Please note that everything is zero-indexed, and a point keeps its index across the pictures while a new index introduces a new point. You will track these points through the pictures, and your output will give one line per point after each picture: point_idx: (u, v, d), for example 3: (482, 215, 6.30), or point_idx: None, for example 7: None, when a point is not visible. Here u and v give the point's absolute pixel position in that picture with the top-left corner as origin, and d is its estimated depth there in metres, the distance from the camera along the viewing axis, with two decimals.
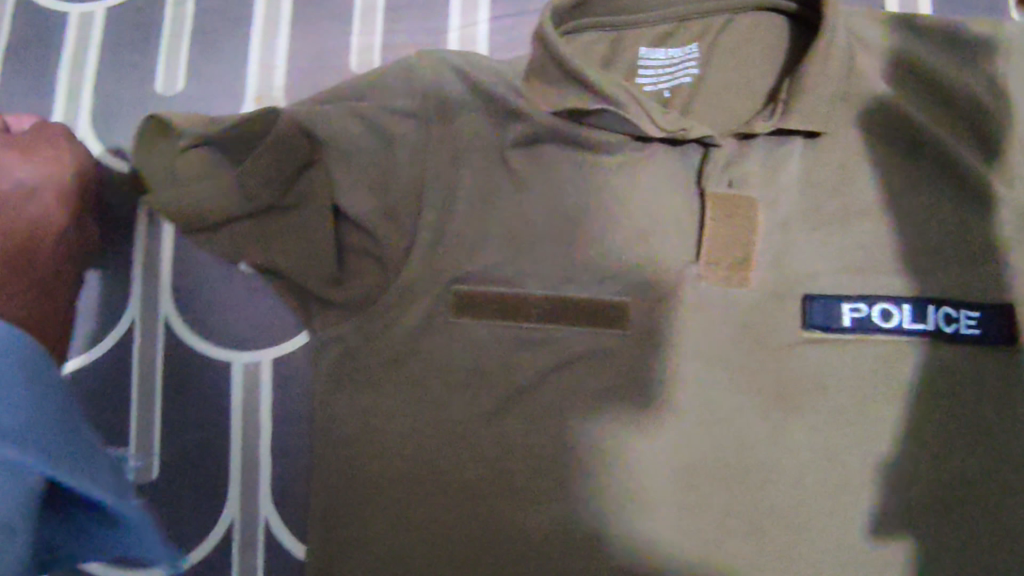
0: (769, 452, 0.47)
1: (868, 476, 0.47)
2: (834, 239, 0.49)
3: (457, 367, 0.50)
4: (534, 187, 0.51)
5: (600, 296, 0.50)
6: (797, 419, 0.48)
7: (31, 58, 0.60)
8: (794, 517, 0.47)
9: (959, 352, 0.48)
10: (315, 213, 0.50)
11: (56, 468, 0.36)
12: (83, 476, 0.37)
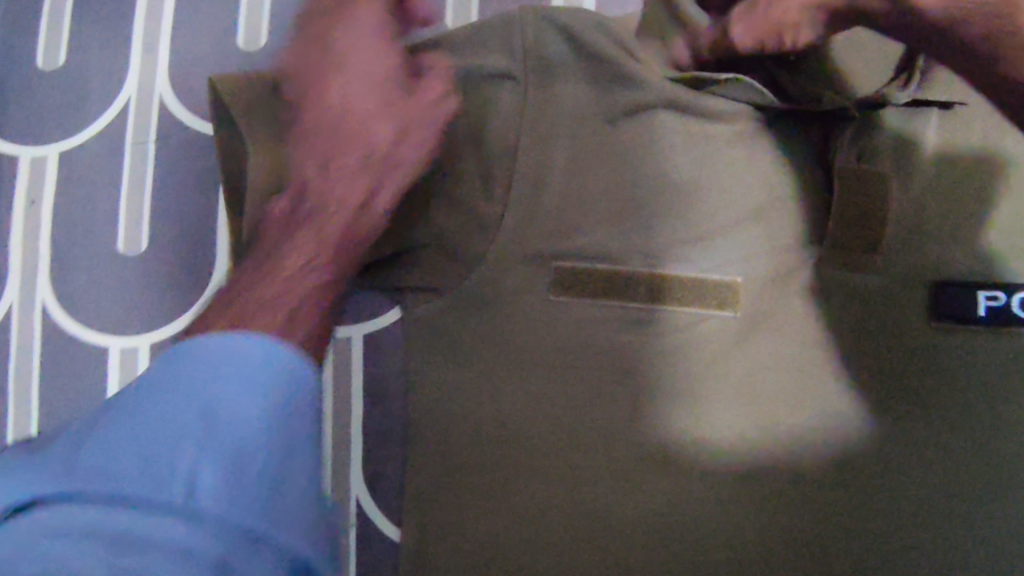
0: (884, 442, 0.47)
1: (980, 462, 0.47)
2: (966, 222, 0.47)
3: (560, 348, 0.47)
4: (646, 157, 0.47)
5: (713, 278, 0.47)
6: (916, 407, 0.47)
7: (100, 7, 0.55)
8: (905, 502, 0.47)
9: None
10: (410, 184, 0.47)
11: (251, 521, 0.29)
12: (241, 565, 0.28)
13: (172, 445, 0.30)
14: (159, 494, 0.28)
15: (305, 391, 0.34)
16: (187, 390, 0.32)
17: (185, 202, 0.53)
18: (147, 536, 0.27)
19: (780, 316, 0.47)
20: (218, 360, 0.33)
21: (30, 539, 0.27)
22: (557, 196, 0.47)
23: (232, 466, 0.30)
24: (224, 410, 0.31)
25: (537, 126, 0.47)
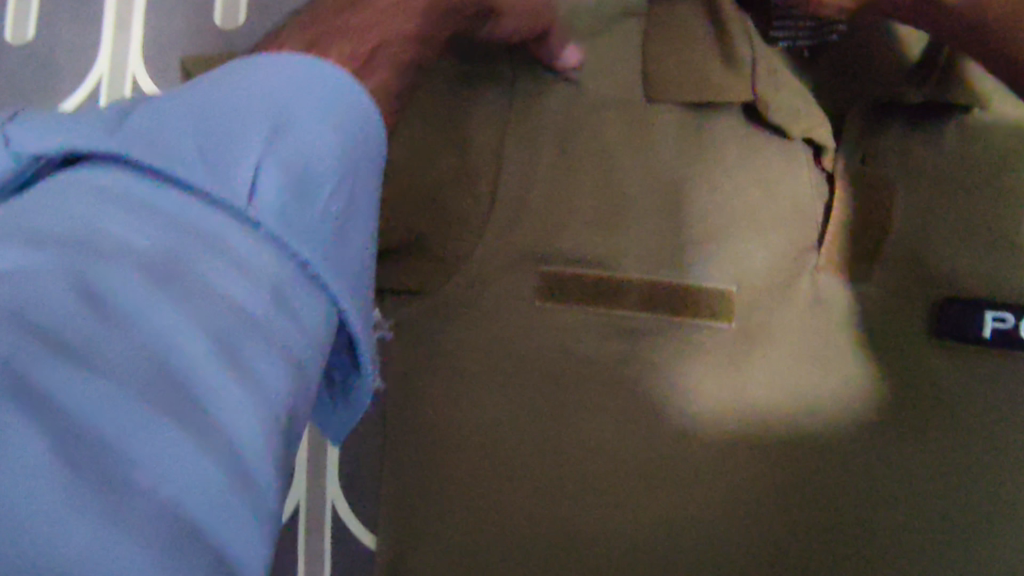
0: (879, 465, 0.44)
1: (984, 489, 0.44)
2: (972, 235, 0.44)
3: (543, 355, 0.46)
4: (635, 155, 0.45)
5: (704, 282, 0.45)
6: (918, 429, 0.44)
7: None
8: (899, 531, 0.44)
9: None
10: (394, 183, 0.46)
11: (308, 258, 0.24)
12: (296, 301, 0.24)
13: (237, 132, 0.25)
14: (204, 186, 0.23)
15: (369, 131, 0.28)
16: (253, 95, 0.26)
17: None
18: (207, 239, 0.23)
19: (777, 328, 0.45)
20: (272, 76, 0.27)
21: (83, 189, 0.23)
22: (545, 197, 0.46)
23: (298, 180, 0.25)
24: (299, 127, 0.26)
25: (533, 128, 0.46)
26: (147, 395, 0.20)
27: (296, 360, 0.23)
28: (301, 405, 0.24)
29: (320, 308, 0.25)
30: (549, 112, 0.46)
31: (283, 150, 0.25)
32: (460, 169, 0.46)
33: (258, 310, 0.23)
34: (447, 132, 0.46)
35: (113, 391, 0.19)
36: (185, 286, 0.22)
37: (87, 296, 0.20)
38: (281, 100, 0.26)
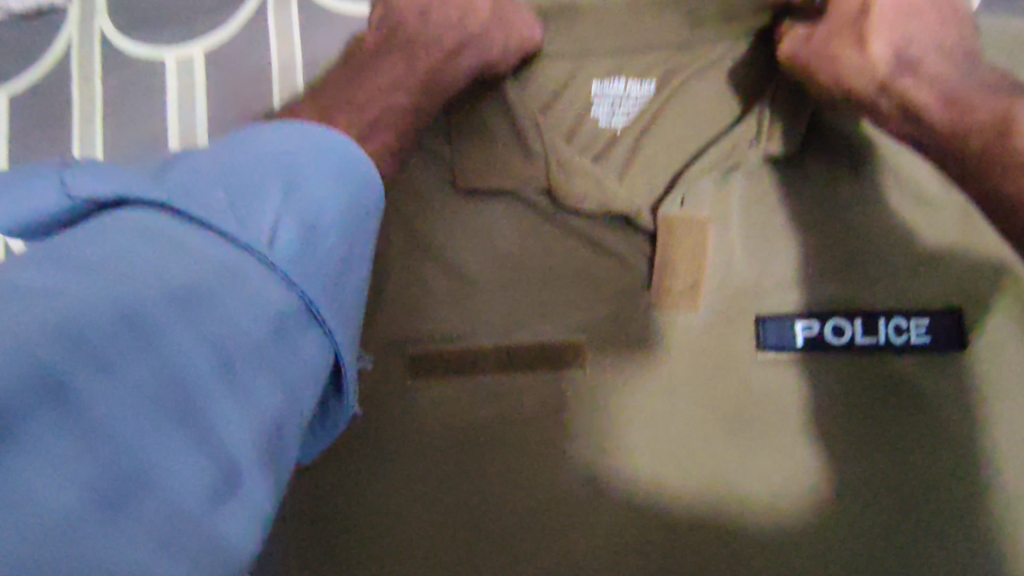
0: (733, 490, 0.47)
1: (834, 505, 0.46)
2: (777, 256, 0.48)
3: (419, 428, 0.50)
4: (470, 238, 0.51)
5: (551, 339, 0.49)
6: (771, 439, 0.47)
7: None
8: (754, 552, 0.47)
9: (933, 376, 0.46)
10: None
11: (315, 293, 0.33)
12: (298, 336, 0.32)
13: (256, 194, 0.33)
14: (237, 231, 0.31)
15: (368, 193, 0.38)
16: (273, 163, 0.35)
17: None
18: (229, 279, 0.30)
19: (623, 366, 0.49)
20: (280, 147, 0.36)
21: (117, 228, 0.30)
22: (399, 284, 0.51)
23: (307, 233, 0.34)
24: (305, 190, 0.35)
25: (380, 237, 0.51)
26: (165, 413, 0.27)
27: (280, 379, 0.31)
28: (285, 416, 0.31)
29: (308, 333, 0.33)
30: (391, 208, 0.51)
31: (301, 204, 0.35)
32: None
33: (273, 339, 0.31)
34: None
35: (145, 400, 0.26)
36: (214, 316, 0.29)
37: (142, 325, 0.27)
38: (301, 167, 0.36)
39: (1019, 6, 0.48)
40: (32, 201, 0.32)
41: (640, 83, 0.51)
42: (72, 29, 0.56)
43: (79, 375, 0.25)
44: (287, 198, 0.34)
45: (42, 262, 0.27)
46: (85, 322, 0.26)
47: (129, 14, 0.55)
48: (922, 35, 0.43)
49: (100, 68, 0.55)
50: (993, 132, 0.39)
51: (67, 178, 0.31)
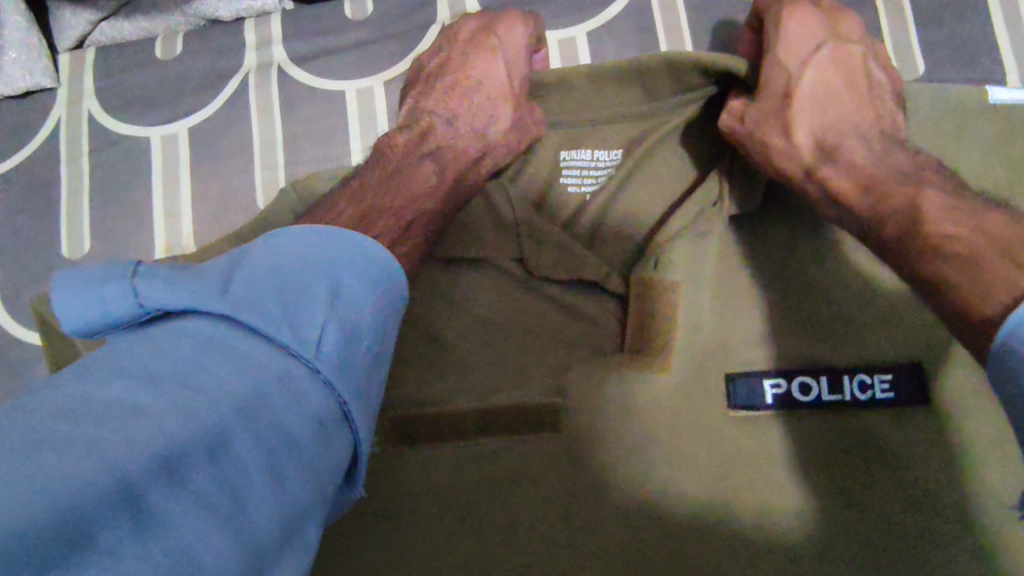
0: (716, 552, 0.46)
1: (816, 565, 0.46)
2: (743, 316, 0.50)
3: (400, 494, 0.49)
4: (448, 305, 0.53)
5: (530, 400, 0.50)
6: (749, 498, 0.47)
7: None
8: None
9: (898, 429, 0.47)
10: None
11: (350, 394, 0.34)
12: (331, 435, 0.34)
13: (306, 300, 0.35)
14: (288, 339, 0.33)
15: (394, 290, 0.40)
16: (317, 271, 0.37)
17: None
18: (281, 384, 0.32)
19: (600, 427, 0.49)
20: (322, 255, 0.38)
21: (182, 337, 0.32)
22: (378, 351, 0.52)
23: (349, 336, 0.35)
24: (347, 299, 0.36)
25: None
26: (219, 514, 0.28)
27: (318, 479, 0.33)
28: (312, 512, 0.33)
29: (343, 436, 0.34)
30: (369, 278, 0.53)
31: (341, 310, 0.36)
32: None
33: (310, 440, 0.32)
34: None
35: (204, 509, 0.28)
36: (264, 420, 0.31)
37: (206, 433, 0.29)
38: (341, 272, 0.37)
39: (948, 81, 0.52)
40: (101, 305, 0.33)
41: (608, 152, 0.54)
42: (62, 110, 0.58)
43: (152, 486, 0.27)
44: (329, 302, 0.35)
45: (115, 376, 0.30)
46: (163, 434, 0.28)
47: (118, 96, 0.58)
48: (832, 126, 0.48)
49: (88, 147, 0.57)
50: (904, 222, 0.42)
51: (136, 285, 0.33)
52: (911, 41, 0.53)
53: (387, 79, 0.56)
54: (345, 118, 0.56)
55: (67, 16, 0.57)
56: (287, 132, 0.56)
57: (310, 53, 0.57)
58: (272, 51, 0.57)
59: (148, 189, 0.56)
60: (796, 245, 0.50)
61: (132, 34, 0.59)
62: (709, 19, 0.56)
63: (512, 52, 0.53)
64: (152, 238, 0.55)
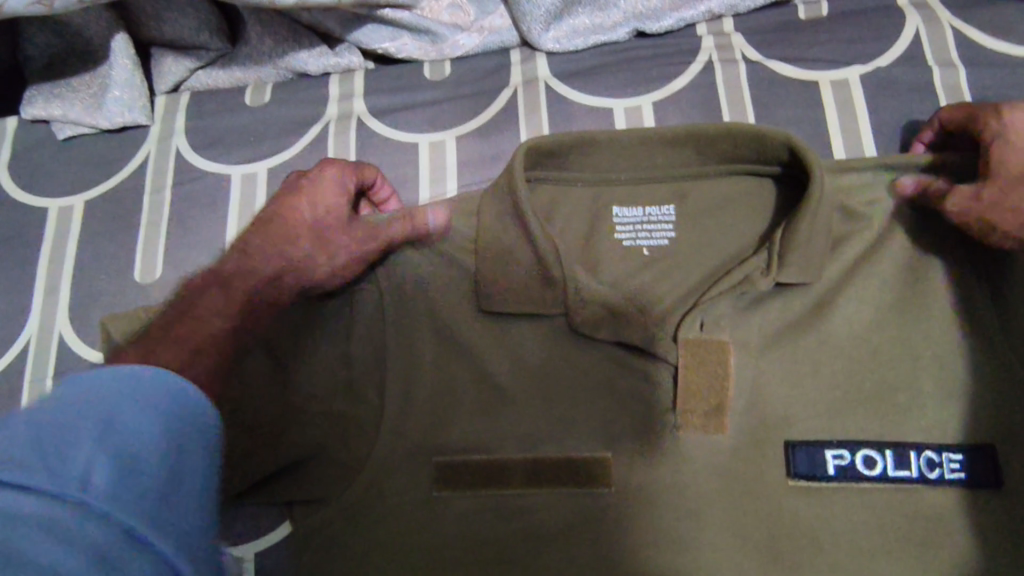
0: None
1: None
2: (805, 383, 0.48)
3: (444, 542, 0.48)
4: (498, 346, 0.51)
5: (578, 454, 0.49)
6: (809, 570, 0.45)
7: (23, 258, 0.59)
8: None
9: (964, 506, 0.45)
10: (285, 407, 0.51)
11: (136, 522, 0.29)
12: (118, 568, 0.28)
13: (71, 438, 0.31)
14: (38, 482, 0.28)
15: (206, 412, 0.37)
16: (89, 411, 0.33)
17: None
18: (38, 531, 0.27)
19: (653, 489, 0.48)
20: (109, 387, 0.34)
21: None
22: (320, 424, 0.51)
23: (130, 464, 0.31)
24: (129, 424, 0.33)
25: (394, 347, 0.51)
26: None
27: None
28: None
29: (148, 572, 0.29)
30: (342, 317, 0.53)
31: (108, 443, 0.32)
32: (324, 373, 0.52)
33: None
34: (336, 366, 0.52)
35: None
36: None
37: None
38: (116, 407, 0.33)
39: None
40: None
41: (660, 207, 0.54)
42: (153, 145, 0.62)
43: None
44: (85, 443, 0.31)
45: None
46: None
47: (207, 135, 0.62)
48: None
49: (171, 181, 0.60)
50: None
51: None
52: None
53: (459, 134, 0.58)
54: (417, 168, 0.58)
55: (168, 63, 0.63)
56: None
57: (388, 107, 0.60)
58: (353, 103, 0.61)
59: (224, 223, 0.59)
60: (862, 317, 0.49)
61: (225, 82, 0.63)
62: (775, 94, 0.56)
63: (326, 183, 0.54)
64: None
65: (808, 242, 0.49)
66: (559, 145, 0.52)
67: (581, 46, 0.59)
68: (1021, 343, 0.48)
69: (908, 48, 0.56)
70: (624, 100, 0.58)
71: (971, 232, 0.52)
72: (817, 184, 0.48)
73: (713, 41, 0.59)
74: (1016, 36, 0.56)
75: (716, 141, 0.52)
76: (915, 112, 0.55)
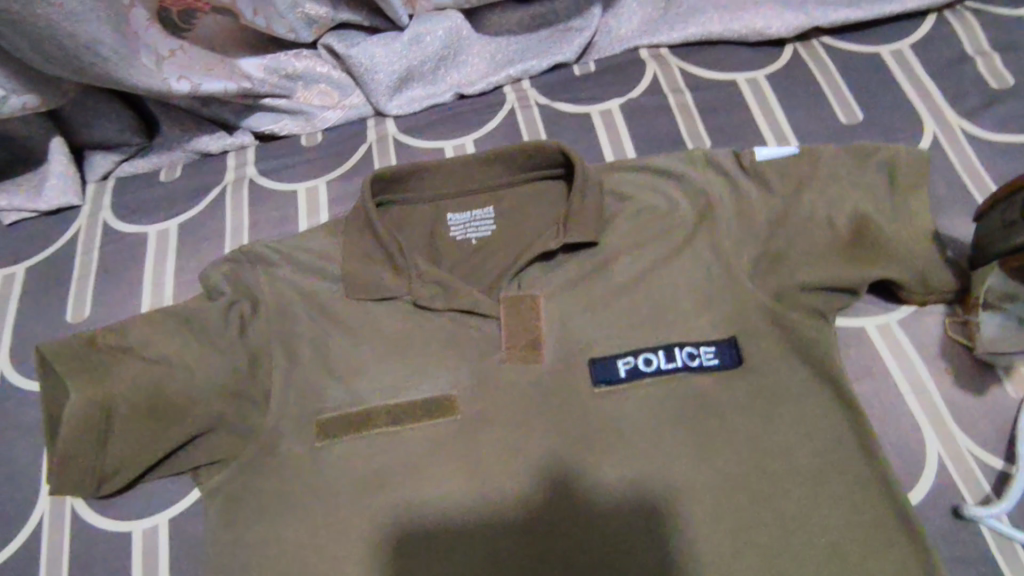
0: (596, 488, 0.57)
1: (671, 489, 0.56)
2: (598, 315, 0.63)
3: (328, 480, 0.60)
4: (362, 325, 0.65)
5: (429, 395, 0.62)
6: (613, 447, 0.58)
7: None
8: (626, 540, 0.55)
9: (715, 381, 0.60)
10: (188, 395, 0.61)
11: None
12: None
13: None
14: None
15: None
16: None
17: (20, 446, 0.64)
18: None
19: (491, 410, 0.61)
20: None
21: None
22: (335, 517, 0.58)
23: None
24: None
25: (279, 336, 0.65)
26: None
27: None
28: None
29: None
30: (240, 321, 0.66)
31: None
32: (222, 363, 0.63)
33: None
34: (233, 357, 0.63)
35: None
36: None
37: None
38: None
39: (736, 146, 0.72)
40: None
41: (482, 210, 0.71)
42: (84, 220, 0.77)
43: None
44: None
45: None
46: None
47: (128, 207, 0.77)
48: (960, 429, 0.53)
49: (99, 244, 0.75)
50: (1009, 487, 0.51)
51: None
52: (703, 130, 0.73)
53: (329, 179, 0.75)
54: (297, 208, 0.74)
55: (97, 158, 0.79)
56: (252, 220, 0.74)
57: (273, 168, 0.77)
58: (246, 169, 0.78)
59: (142, 268, 0.72)
60: (638, 263, 0.65)
61: (144, 168, 0.80)
62: (559, 124, 0.76)
63: (610, 510, 0.56)
64: (140, 303, 0.70)
65: (583, 211, 0.66)
66: (399, 173, 0.68)
67: (417, 109, 0.79)
68: (754, 260, 0.63)
69: (651, 83, 0.77)
70: (451, 141, 0.77)
71: (717, 189, 0.67)
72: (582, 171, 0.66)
73: (514, 95, 0.79)
74: (722, 68, 0.78)
75: (513, 156, 0.68)
76: (660, 123, 0.75)
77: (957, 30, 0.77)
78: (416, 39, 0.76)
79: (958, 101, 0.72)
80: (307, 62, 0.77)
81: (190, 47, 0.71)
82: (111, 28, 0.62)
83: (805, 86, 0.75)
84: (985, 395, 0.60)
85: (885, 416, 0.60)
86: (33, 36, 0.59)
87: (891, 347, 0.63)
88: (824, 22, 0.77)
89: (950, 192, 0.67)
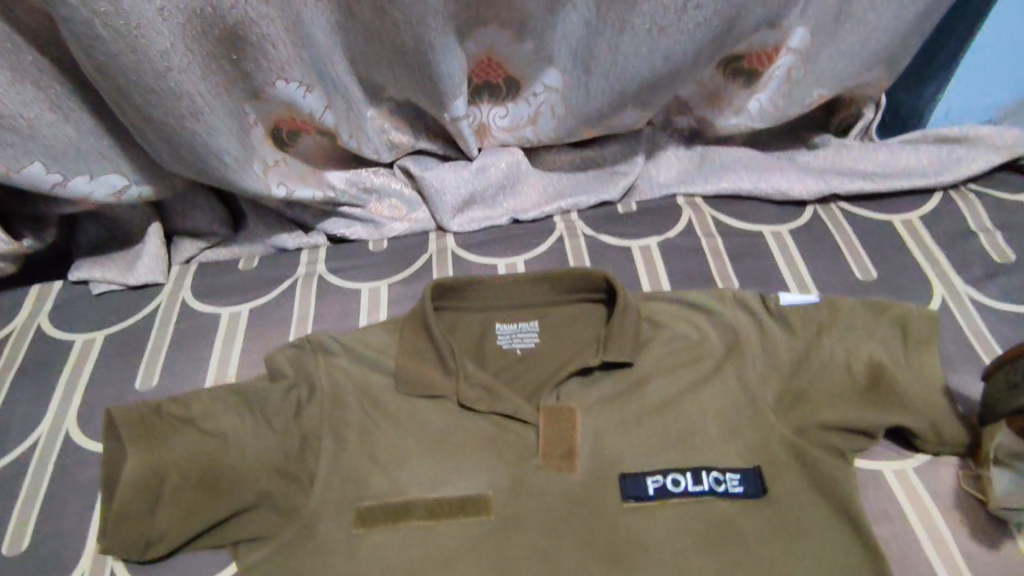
0: None
1: None
2: (630, 433, 0.67)
3: (362, 569, 0.62)
4: (409, 420, 0.69)
5: (467, 493, 0.65)
6: (640, 566, 0.60)
7: (45, 374, 0.77)
8: None
9: (738, 508, 0.63)
10: (240, 468, 0.65)
11: None
12: None
13: None
14: None
15: None
16: None
17: (71, 502, 0.68)
18: None
19: (524, 515, 0.64)
20: None
21: None
22: None
23: None
24: None
25: (330, 421, 0.69)
26: None
27: None
28: None
29: None
30: (295, 404, 0.70)
31: None
32: (276, 442, 0.67)
33: None
34: (286, 437, 0.68)
35: None
36: None
37: None
38: None
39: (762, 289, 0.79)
40: None
41: (528, 324, 0.77)
42: (163, 297, 0.84)
43: None
44: None
45: None
46: None
47: (205, 289, 0.85)
48: None
49: (175, 319, 0.82)
50: None
51: None
52: (732, 272, 0.81)
53: (390, 283, 0.83)
54: (359, 306, 0.81)
55: (184, 244, 0.88)
56: (317, 312, 0.81)
57: (341, 267, 0.86)
58: (316, 266, 0.86)
59: (211, 346, 0.79)
60: (669, 387, 0.70)
61: (224, 256, 0.89)
62: (602, 255, 0.84)
63: None
64: (204, 377, 0.76)
65: (622, 335, 0.72)
66: (458, 283, 0.76)
67: (477, 228, 0.88)
68: (778, 397, 0.68)
69: (686, 226, 0.87)
70: (504, 259, 0.85)
71: (746, 325, 0.73)
72: (624, 299, 0.73)
73: (563, 226, 0.88)
74: (749, 219, 0.87)
75: (563, 280, 0.76)
76: (693, 263, 0.83)
77: (962, 207, 0.87)
78: (482, 169, 0.88)
79: (964, 270, 0.80)
80: (384, 179, 0.89)
81: (291, 160, 0.82)
82: (237, 141, 0.74)
83: (824, 243, 0.84)
84: (1000, 550, 0.63)
85: (901, 560, 0.62)
86: (174, 141, 0.71)
87: (907, 492, 0.66)
88: (841, 190, 0.88)
89: (959, 352, 0.73)
